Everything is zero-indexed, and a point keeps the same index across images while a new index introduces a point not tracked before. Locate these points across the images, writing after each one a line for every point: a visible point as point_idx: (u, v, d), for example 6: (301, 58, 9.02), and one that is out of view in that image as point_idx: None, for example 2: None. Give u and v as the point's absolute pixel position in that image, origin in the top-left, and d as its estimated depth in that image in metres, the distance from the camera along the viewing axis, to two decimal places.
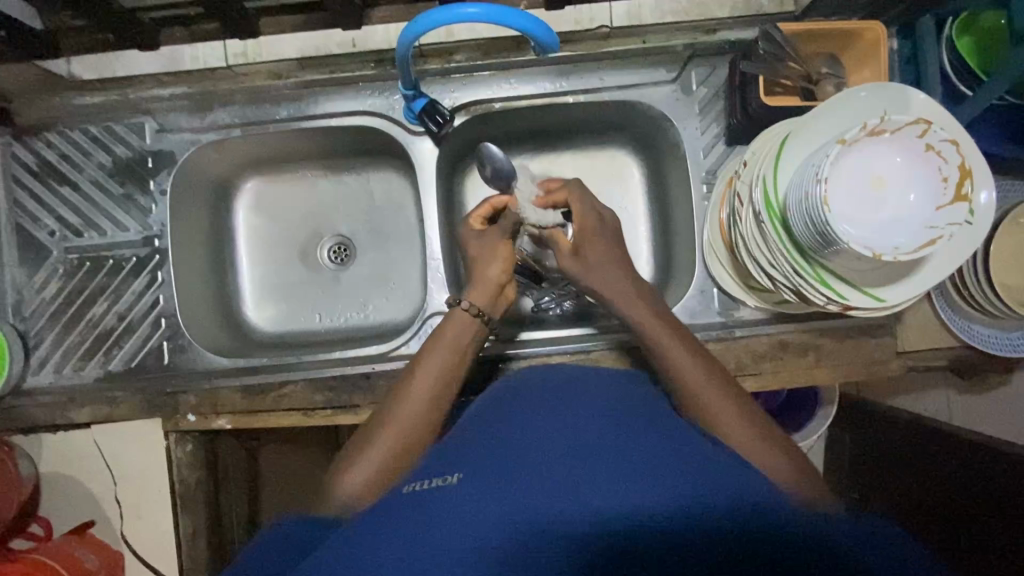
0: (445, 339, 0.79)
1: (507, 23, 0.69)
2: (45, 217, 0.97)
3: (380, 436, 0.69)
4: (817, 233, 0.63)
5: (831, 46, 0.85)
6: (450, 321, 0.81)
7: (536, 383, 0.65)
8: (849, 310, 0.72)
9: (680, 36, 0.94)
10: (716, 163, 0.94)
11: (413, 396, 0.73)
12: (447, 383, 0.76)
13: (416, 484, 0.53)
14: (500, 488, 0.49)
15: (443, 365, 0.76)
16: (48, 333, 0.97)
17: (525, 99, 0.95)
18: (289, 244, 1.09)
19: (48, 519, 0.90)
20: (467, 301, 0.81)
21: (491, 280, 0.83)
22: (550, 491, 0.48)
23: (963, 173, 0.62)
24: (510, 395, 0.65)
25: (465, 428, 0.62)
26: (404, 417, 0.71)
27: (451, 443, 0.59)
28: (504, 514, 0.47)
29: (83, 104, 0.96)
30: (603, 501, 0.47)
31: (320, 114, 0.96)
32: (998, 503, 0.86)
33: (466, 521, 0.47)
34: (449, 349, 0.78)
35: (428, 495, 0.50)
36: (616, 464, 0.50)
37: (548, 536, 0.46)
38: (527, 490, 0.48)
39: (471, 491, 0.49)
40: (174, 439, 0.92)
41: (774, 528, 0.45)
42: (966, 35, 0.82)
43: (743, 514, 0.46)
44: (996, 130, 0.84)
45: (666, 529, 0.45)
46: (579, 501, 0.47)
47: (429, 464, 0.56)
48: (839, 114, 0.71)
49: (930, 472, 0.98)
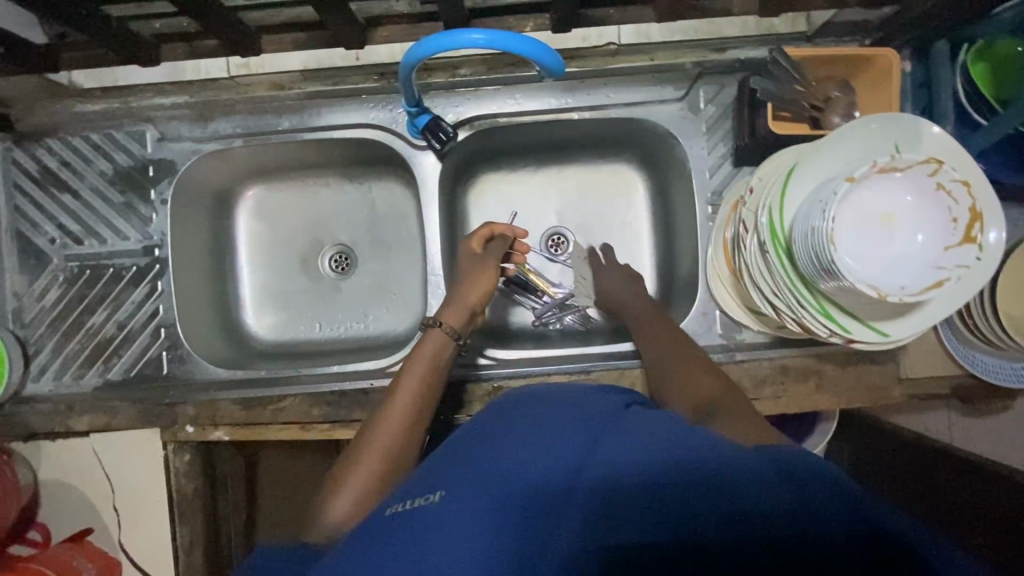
0: (422, 356, 0.80)
1: (517, 48, 0.67)
2: (44, 224, 0.96)
3: (360, 465, 0.68)
4: (823, 270, 0.62)
5: (843, 70, 0.83)
6: (426, 341, 0.82)
7: (529, 397, 0.64)
8: (852, 343, 0.72)
9: (688, 53, 0.92)
10: (722, 183, 0.93)
11: (388, 425, 0.73)
12: (423, 402, 0.77)
13: (401, 504, 0.53)
14: (489, 507, 0.49)
15: (419, 382, 0.78)
16: (48, 340, 0.97)
17: (531, 115, 0.94)
18: (291, 252, 1.08)
19: (46, 526, 0.90)
20: (439, 319, 0.83)
21: (465, 303, 0.85)
22: (534, 502, 0.49)
23: (972, 215, 0.61)
24: (503, 404, 0.65)
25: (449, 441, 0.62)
26: (383, 446, 0.70)
27: (435, 458, 0.59)
28: (492, 528, 0.48)
29: (85, 111, 0.96)
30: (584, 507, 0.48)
31: (324, 126, 0.95)
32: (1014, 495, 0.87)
33: (456, 541, 0.48)
34: (424, 366, 0.79)
35: (416, 514, 0.50)
36: (593, 470, 0.50)
37: (534, 544, 0.47)
38: (512, 509, 0.49)
39: (459, 507, 0.50)
40: (173, 449, 0.92)
41: (735, 512, 0.46)
42: (982, 61, 0.80)
43: (726, 512, 0.46)
44: (1007, 157, 0.83)
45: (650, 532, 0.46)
46: (560, 506, 0.49)
47: (420, 480, 0.56)
48: (849, 144, 0.70)
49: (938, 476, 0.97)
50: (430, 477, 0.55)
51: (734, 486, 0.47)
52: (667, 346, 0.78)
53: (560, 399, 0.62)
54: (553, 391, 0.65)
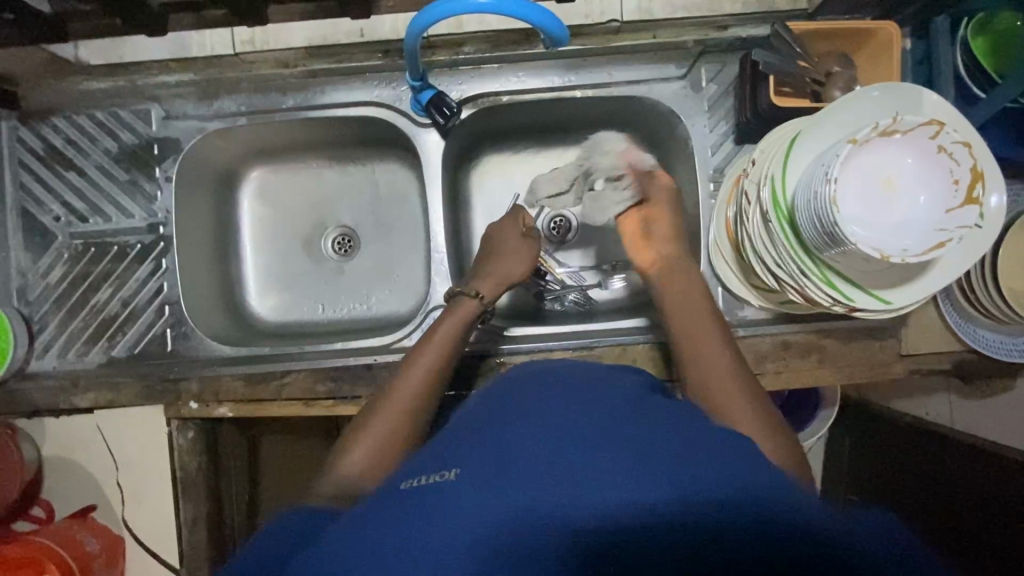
0: (450, 321, 0.82)
1: (525, 14, 0.69)
2: (50, 201, 0.97)
3: (380, 413, 0.71)
4: (824, 233, 0.63)
5: (844, 45, 0.84)
6: (455, 305, 0.84)
7: (540, 375, 0.64)
8: (854, 312, 0.72)
9: (690, 32, 0.93)
10: (724, 161, 0.93)
11: (404, 388, 0.74)
12: (436, 378, 0.77)
13: (416, 478, 0.52)
14: (497, 484, 0.49)
15: (440, 349, 0.79)
16: (53, 318, 0.97)
17: (533, 93, 0.95)
18: (294, 234, 1.09)
19: (49, 502, 0.90)
20: (480, 291, 0.85)
21: (506, 276, 0.90)
22: (544, 482, 0.48)
23: (974, 175, 0.61)
24: (516, 381, 0.65)
25: (457, 421, 0.61)
26: (400, 398, 0.73)
27: (443, 434, 0.59)
28: (498, 504, 0.47)
29: (90, 89, 0.96)
30: (600, 499, 0.47)
31: (327, 104, 0.96)
32: (1003, 509, 0.85)
33: (464, 519, 0.47)
34: (451, 330, 0.81)
35: (428, 489, 0.50)
36: (604, 454, 0.50)
37: (541, 528, 0.46)
38: (522, 491, 0.48)
39: (472, 485, 0.49)
40: (176, 427, 0.92)
41: (757, 509, 0.46)
42: (981, 36, 0.80)
43: (731, 510, 0.46)
44: (1006, 132, 0.83)
45: (650, 525, 0.46)
46: (570, 491, 0.47)
47: (429, 457, 0.56)
48: (849, 113, 0.71)
49: (932, 473, 0.97)
50: (442, 453, 0.55)
51: (748, 490, 0.47)
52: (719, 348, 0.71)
53: (572, 378, 0.62)
54: (561, 368, 0.65)
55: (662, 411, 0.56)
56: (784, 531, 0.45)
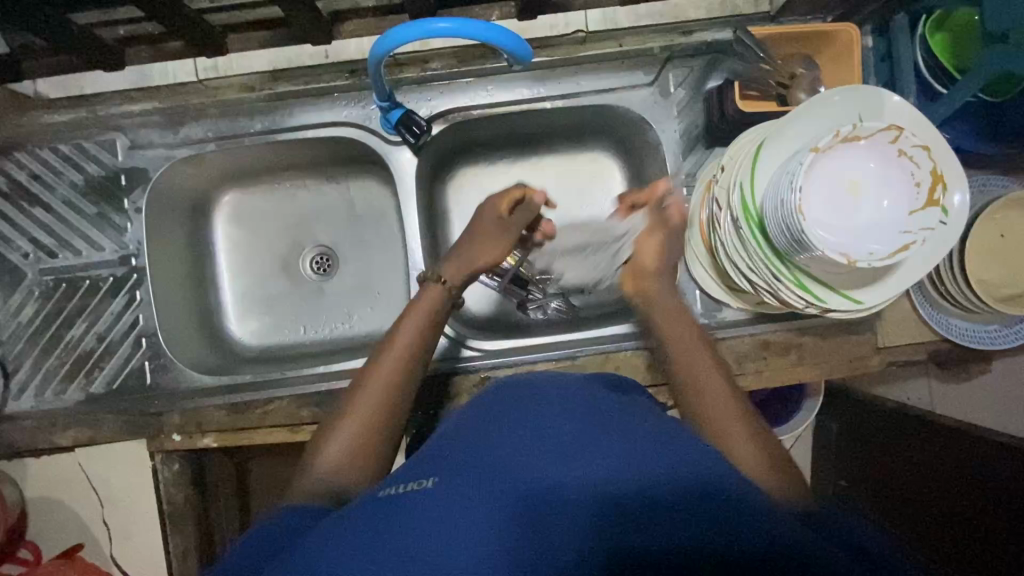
0: (417, 309, 0.79)
1: (487, 36, 0.68)
2: (18, 239, 0.95)
3: (356, 404, 0.69)
4: (793, 240, 0.64)
5: (808, 47, 0.85)
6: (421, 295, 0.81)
7: (525, 383, 0.63)
8: (827, 313, 0.73)
9: (656, 38, 0.93)
10: (695, 165, 0.94)
11: (378, 375, 0.72)
12: (414, 364, 0.75)
13: (395, 488, 0.52)
14: (476, 498, 0.48)
15: (415, 329, 0.77)
16: (27, 357, 0.95)
17: (504, 106, 0.95)
18: (271, 256, 1.08)
19: (36, 544, 0.89)
20: (442, 276, 0.82)
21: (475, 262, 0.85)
22: (517, 498, 0.47)
23: (934, 177, 0.63)
24: (502, 389, 0.63)
25: (443, 435, 0.60)
26: (375, 388, 0.71)
27: (429, 447, 0.58)
28: (476, 515, 0.47)
29: (52, 122, 0.95)
30: (578, 511, 0.46)
31: (295, 126, 0.94)
32: (996, 499, 0.82)
33: (436, 531, 0.46)
34: (421, 319, 0.78)
35: (402, 500, 0.49)
36: (576, 464, 0.49)
37: (512, 543, 0.45)
38: (499, 505, 0.47)
39: (453, 496, 0.48)
40: (161, 460, 0.92)
41: (736, 515, 0.45)
42: (940, 32, 0.82)
43: (713, 518, 0.44)
44: (967, 126, 0.85)
45: (628, 532, 0.44)
46: (542, 504, 0.47)
47: (409, 469, 0.55)
48: (815, 117, 0.71)
49: (929, 470, 0.92)
50: (425, 464, 0.54)
51: (727, 497, 0.46)
52: (703, 364, 0.70)
53: (556, 388, 0.60)
54: (546, 376, 0.64)
55: (648, 422, 0.56)
56: (761, 531, 0.43)
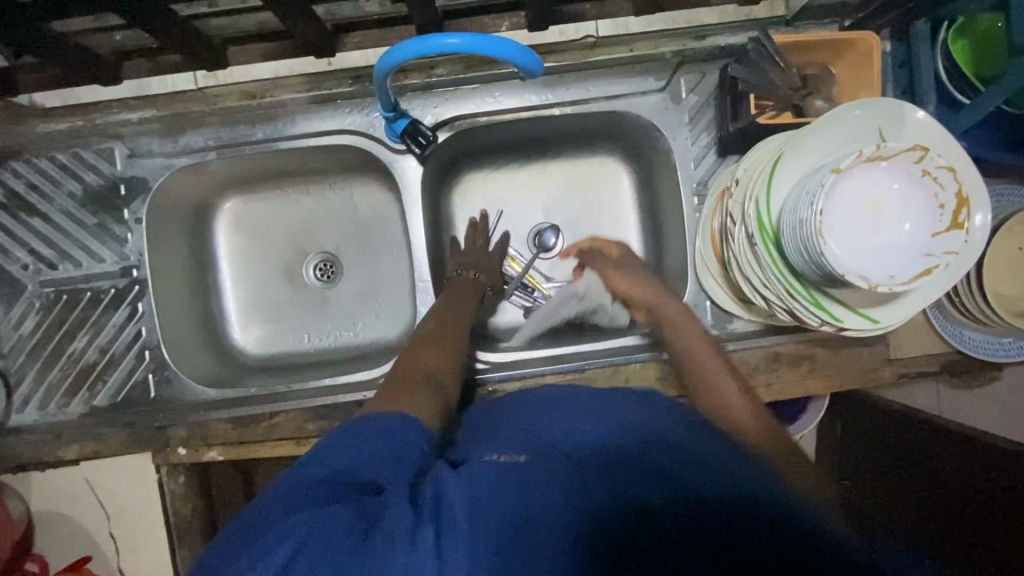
0: (459, 295, 0.84)
1: (499, 52, 0.66)
2: (17, 250, 0.94)
3: (421, 353, 0.67)
4: (812, 261, 0.62)
5: (826, 55, 0.82)
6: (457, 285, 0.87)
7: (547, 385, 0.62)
8: (841, 331, 0.72)
9: (668, 42, 0.91)
10: (707, 173, 0.91)
11: (441, 334, 0.72)
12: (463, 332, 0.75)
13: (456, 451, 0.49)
14: (528, 465, 0.45)
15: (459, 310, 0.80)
16: (29, 369, 0.94)
17: (511, 113, 0.92)
18: (274, 264, 1.06)
19: (42, 557, 0.88)
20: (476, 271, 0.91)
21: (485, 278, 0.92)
22: (572, 462, 0.45)
23: (960, 200, 0.60)
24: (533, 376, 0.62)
25: (477, 416, 0.58)
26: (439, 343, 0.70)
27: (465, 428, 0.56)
28: (527, 484, 0.44)
29: (48, 131, 0.92)
30: (637, 477, 0.43)
31: (297, 134, 0.92)
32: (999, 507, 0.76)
33: (491, 495, 0.43)
34: (461, 303, 0.82)
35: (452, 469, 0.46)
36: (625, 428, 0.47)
37: (568, 510, 0.42)
38: (552, 474, 0.44)
39: (504, 466, 0.45)
40: (166, 472, 0.92)
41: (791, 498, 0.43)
42: (962, 38, 0.81)
43: (769, 496, 0.42)
44: (986, 136, 0.83)
45: (697, 500, 0.42)
46: (619, 469, 0.44)
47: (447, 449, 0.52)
48: (835, 130, 0.69)
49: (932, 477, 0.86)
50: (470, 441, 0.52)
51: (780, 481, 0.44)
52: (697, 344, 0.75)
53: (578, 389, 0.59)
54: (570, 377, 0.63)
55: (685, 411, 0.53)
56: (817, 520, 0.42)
